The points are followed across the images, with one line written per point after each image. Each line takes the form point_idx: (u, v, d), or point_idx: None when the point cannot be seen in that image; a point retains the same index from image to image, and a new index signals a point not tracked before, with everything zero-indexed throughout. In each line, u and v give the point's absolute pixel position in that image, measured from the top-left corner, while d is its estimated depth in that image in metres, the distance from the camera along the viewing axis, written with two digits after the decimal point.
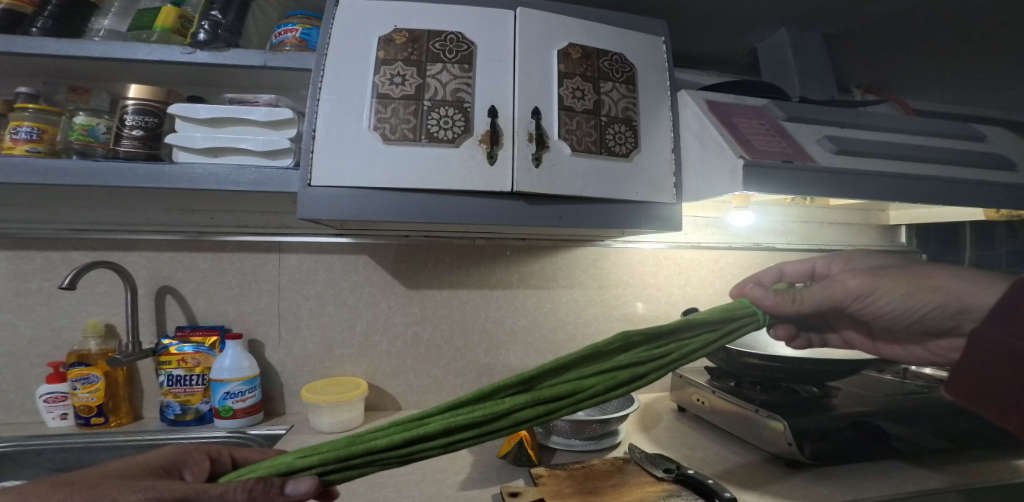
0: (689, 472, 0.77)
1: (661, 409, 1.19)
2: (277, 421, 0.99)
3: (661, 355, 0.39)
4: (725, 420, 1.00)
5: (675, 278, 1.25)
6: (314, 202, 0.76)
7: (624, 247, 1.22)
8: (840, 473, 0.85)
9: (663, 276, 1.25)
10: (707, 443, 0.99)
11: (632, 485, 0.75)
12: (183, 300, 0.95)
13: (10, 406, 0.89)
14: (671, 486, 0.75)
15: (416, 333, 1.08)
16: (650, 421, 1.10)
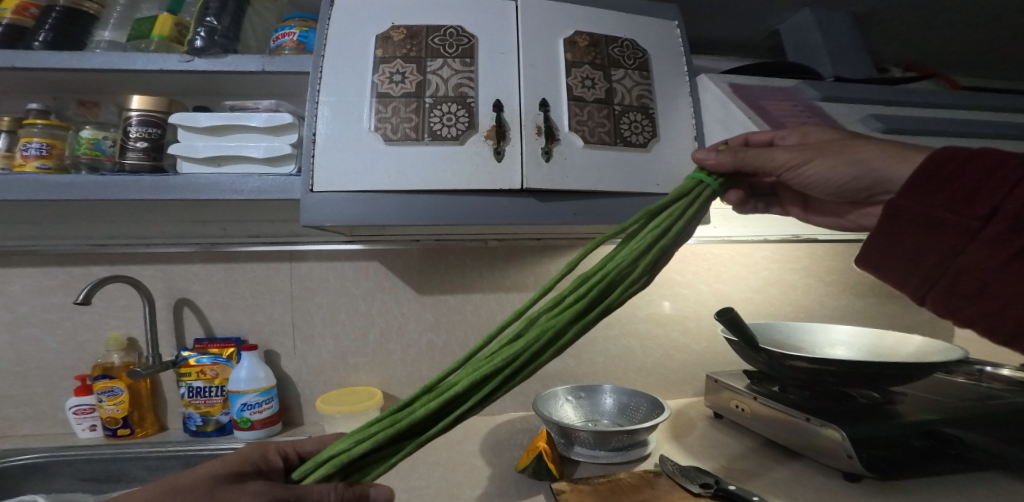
0: (730, 488, 0.70)
1: (693, 414, 1.11)
2: (295, 431, 0.98)
3: (640, 250, 0.45)
4: (765, 428, 0.91)
5: (704, 275, 1.22)
6: (315, 208, 0.74)
7: None
8: (905, 488, 0.75)
9: (690, 272, 1.22)
10: (746, 452, 0.90)
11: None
12: (200, 312, 0.96)
13: (42, 418, 0.92)
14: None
15: (431, 340, 1.05)
16: (684, 429, 1.02)
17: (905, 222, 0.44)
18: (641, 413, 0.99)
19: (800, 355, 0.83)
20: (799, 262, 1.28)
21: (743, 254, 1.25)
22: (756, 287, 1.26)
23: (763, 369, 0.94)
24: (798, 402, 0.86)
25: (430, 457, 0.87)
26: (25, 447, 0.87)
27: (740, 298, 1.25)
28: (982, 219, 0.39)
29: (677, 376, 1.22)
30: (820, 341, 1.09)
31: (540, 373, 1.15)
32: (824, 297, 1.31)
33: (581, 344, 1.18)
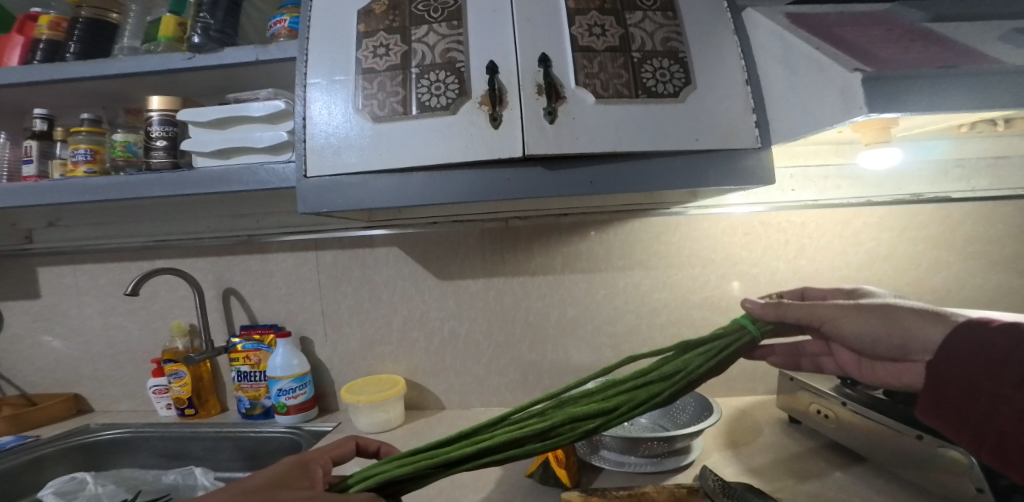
0: None
1: (763, 418, 0.91)
2: (328, 417, 1.00)
3: (668, 376, 0.49)
4: (856, 443, 0.69)
5: (781, 250, 0.98)
6: (311, 194, 0.73)
7: (703, 213, 0.98)
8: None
9: (761, 247, 0.99)
10: (830, 471, 0.69)
11: None
12: (244, 301, 1.04)
13: (132, 396, 1.07)
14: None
15: (453, 329, 1.02)
16: (745, 437, 0.83)
17: (948, 380, 0.44)
18: (688, 415, 0.85)
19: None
20: (920, 230, 0.98)
21: (837, 223, 0.98)
22: (855, 263, 0.99)
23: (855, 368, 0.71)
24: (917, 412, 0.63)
25: None
26: (118, 422, 1.00)
27: (833, 278, 0.99)
28: (1016, 383, 0.39)
29: (747, 374, 1.01)
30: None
31: (573, 366, 1.02)
32: (959, 275, 0.99)
33: (621, 335, 1.02)
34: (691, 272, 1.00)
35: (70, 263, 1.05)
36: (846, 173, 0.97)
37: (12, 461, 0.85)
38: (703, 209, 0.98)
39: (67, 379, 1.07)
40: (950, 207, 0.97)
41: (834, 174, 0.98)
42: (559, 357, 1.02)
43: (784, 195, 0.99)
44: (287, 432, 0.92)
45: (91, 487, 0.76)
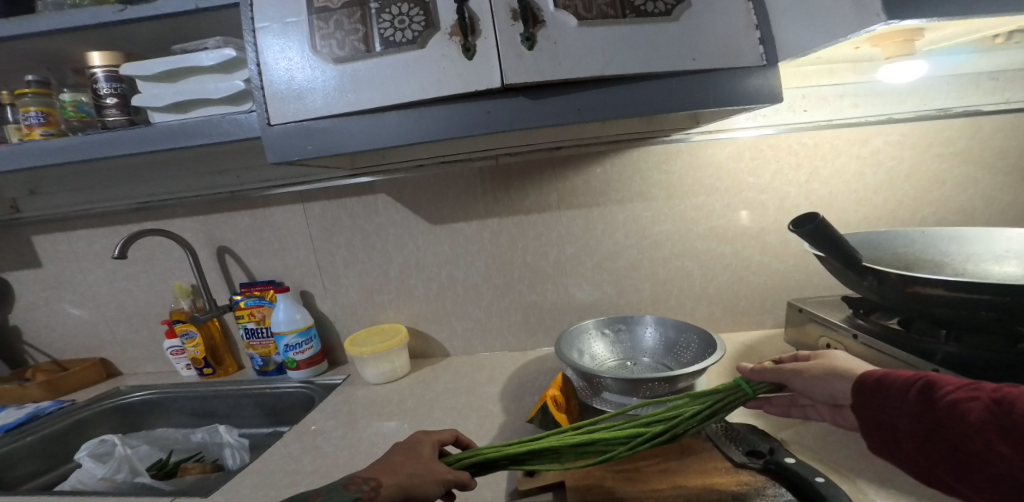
0: (787, 461, 0.51)
1: (773, 354, 0.88)
2: (338, 369, 1.03)
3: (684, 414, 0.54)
4: None
5: (789, 174, 0.92)
6: (279, 141, 0.67)
7: (705, 138, 0.91)
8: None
9: (769, 172, 0.92)
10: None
11: (692, 471, 0.52)
12: (239, 259, 1.04)
13: (151, 356, 1.11)
14: (757, 480, 0.49)
15: (450, 274, 1.02)
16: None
17: (880, 430, 0.46)
18: (691, 353, 0.84)
19: (938, 278, 0.57)
20: (947, 146, 0.89)
21: (854, 142, 0.90)
22: (872, 185, 0.92)
23: (874, 299, 0.69)
24: (935, 347, 0.62)
25: (448, 401, 0.83)
26: (147, 384, 1.04)
27: (847, 203, 0.93)
28: (906, 409, 0.44)
29: (754, 305, 0.98)
30: (978, 251, 0.74)
31: (575, 304, 1.02)
32: (987, 192, 0.91)
33: (622, 272, 1.00)
34: (694, 201, 0.94)
35: (62, 231, 1.05)
36: (864, 90, 0.88)
37: (56, 424, 0.89)
38: (707, 134, 0.91)
39: (91, 345, 1.12)
40: (980, 121, 0.88)
41: (851, 92, 0.89)
42: (560, 296, 1.01)
43: (795, 116, 0.90)
44: (302, 386, 0.96)
45: (120, 449, 0.77)
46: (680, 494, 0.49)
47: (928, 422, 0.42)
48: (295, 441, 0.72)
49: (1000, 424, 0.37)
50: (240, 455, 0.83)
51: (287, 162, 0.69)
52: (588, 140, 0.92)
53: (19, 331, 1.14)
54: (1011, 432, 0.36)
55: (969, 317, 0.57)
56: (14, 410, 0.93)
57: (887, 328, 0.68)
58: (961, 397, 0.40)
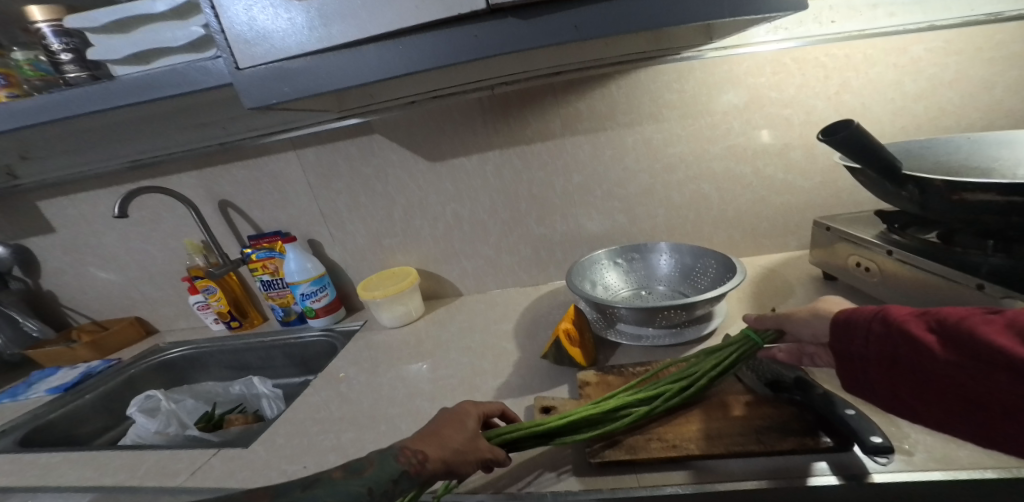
0: (815, 392, 0.49)
1: (792, 277, 0.86)
2: (357, 315, 1.06)
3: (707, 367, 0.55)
4: (898, 296, 0.65)
5: (817, 86, 0.81)
6: (252, 86, 0.60)
7: (721, 54, 0.81)
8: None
9: (793, 87, 0.82)
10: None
11: (712, 407, 0.53)
12: (242, 212, 1.03)
13: (179, 311, 1.16)
14: (778, 412, 0.50)
15: (456, 212, 0.99)
16: (771, 301, 0.80)
17: (856, 366, 0.45)
18: (709, 278, 0.82)
19: (991, 183, 0.51)
20: (998, 50, 0.77)
21: (889, 52, 0.78)
22: (911, 95, 0.81)
23: (912, 211, 0.62)
24: (980, 260, 0.57)
25: (464, 341, 0.86)
26: (184, 340, 1.10)
27: (881, 114, 0.82)
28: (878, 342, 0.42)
29: (773, 227, 0.93)
30: None
31: (585, 236, 0.99)
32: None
33: (635, 198, 0.95)
34: (709, 120, 0.86)
35: (65, 195, 1.04)
36: None
37: (110, 382, 0.96)
38: (722, 50, 0.81)
39: (124, 304, 1.17)
40: None
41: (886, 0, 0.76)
42: (570, 228, 0.98)
43: (821, 29, 0.78)
44: (324, 333, 1.00)
45: (165, 405, 0.86)
46: (699, 428, 0.51)
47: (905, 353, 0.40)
48: (321, 390, 0.77)
49: (955, 342, 0.38)
50: (276, 404, 0.92)
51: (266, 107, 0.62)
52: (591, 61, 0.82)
53: (54, 296, 1.19)
54: (965, 351, 0.37)
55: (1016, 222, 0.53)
56: (68, 370, 1.00)
57: (926, 243, 0.63)
58: (917, 325, 0.40)
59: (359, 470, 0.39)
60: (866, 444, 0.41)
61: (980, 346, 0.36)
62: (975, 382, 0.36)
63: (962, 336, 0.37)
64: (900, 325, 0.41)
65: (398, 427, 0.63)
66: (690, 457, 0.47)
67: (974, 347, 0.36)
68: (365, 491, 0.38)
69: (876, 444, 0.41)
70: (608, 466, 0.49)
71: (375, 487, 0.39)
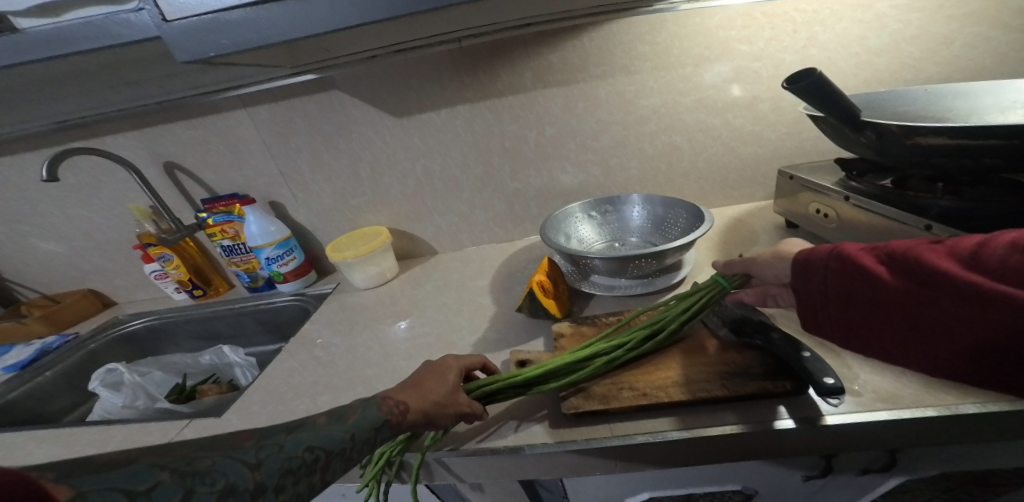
0: (774, 336, 0.52)
1: (759, 226, 0.88)
2: (329, 278, 1.04)
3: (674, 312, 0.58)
4: (854, 241, 0.67)
5: (785, 42, 0.79)
6: (185, 37, 0.52)
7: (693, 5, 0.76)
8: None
9: (764, 39, 0.79)
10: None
11: (679, 354, 0.56)
12: (191, 174, 0.95)
13: (136, 282, 1.10)
14: (742, 357, 0.53)
15: (426, 168, 0.94)
16: (739, 248, 0.82)
17: (819, 304, 0.50)
18: (680, 228, 0.82)
19: (944, 126, 0.51)
20: (961, 8, 0.74)
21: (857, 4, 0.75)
22: (874, 51, 0.79)
23: (870, 157, 0.63)
24: (929, 203, 0.58)
25: (441, 299, 0.86)
26: (145, 311, 1.06)
27: (845, 69, 0.81)
28: (837, 280, 0.47)
29: (742, 179, 0.94)
30: (984, 105, 0.66)
31: (559, 189, 0.97)
32: (1002, 48, 0.77)
33: (609, 151, 0.93)
34: (681, 73, 0.83)
35: None
36: None
37: (70, 358, 0.92)
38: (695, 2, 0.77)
39: (74, 277, 1.10)
40: None
41: None
42: (544, 182, 0.96)
43: None
44: (295, 298, 0.98)
45: (129, 378, 0.85)
46: (669, 375, 0.53)
47: (859, 286, 0.46)
48: (295, 355, 0.76)
49: (904, 270, 0.43)
50: (251, 372, 0.92)
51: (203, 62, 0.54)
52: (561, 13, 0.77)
53: None
54: (911, 277, 0.42)
55: (961, 164, 0.54)
56: (23, 347, 0.95)
57: (882, 187, 0.64)
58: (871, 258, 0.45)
59: (344, 417, 0.41)
60: (820, 386, 0.44)
61: (924, 270, 0.41)
62: (918, 303, 0.42)
63: (909, 264, 0.42)
64: (855, 259, 0.46)
65: (376, 388, 0.64)
66: (657, 404, 0.50)
67: (919, 272, 0.41)
68: (346, 437, 0.39)
69: (828, 385, 0.43)
70: (582, 417, 0.52)
71: (358, 434, 0.40)
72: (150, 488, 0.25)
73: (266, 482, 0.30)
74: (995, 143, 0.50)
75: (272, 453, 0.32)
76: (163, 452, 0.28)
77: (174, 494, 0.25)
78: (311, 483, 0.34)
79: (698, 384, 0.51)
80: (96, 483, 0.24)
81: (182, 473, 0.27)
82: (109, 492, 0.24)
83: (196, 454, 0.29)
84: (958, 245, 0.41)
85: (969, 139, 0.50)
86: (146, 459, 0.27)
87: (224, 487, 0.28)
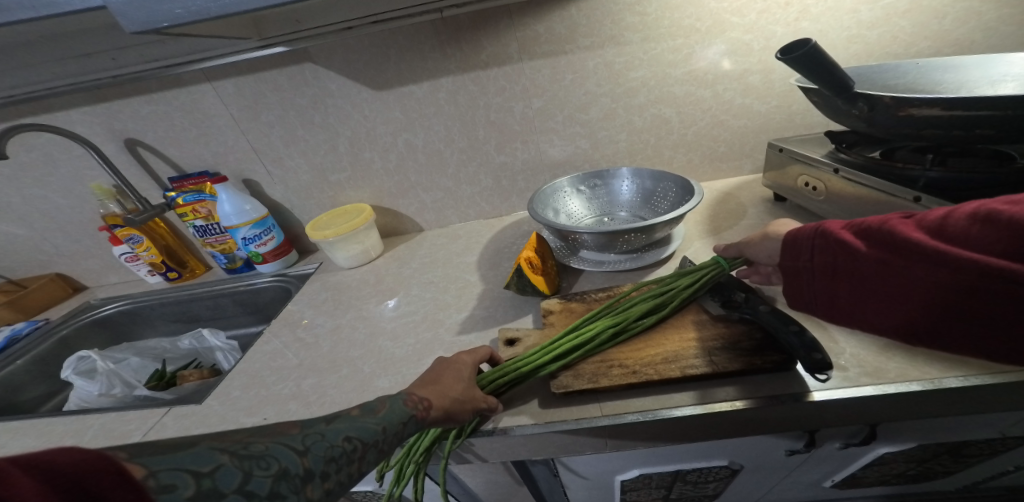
0: (761, 311, 0.53)
1: (747, 199, 0.87)
2: (311, 257, 1.01)
3: (671, 288, 0.58)
4: (841, 213, 0.67)
5: (778, 11, 0.76)
6: (131, 4, 0.45)
7: None
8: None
9: (757, 9, 0.76)
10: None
11: (672, 328, 0.57)
12: (155, 150, 0.90)
13: (105, 265, 1.05)
14: (733, 332, 0.53)
15: (408, 142, 0.90)
16: (726, 222, 0.81)
17: (807, 282, 0.50)
18: (668, 202, 0.81)
19: (938, 97, 0.49)
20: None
21: None
22: (865, 23, 0.77)
23: (861, 128, 0.61)
24: (918, 174, 0.57)
25: (427, 276, 0.84)
26: (118, 295, 1.02)
27: (837, 41, 0.78)
28: (820, 255, 0.48)
29: (730, 151, 0.92)
30: (974, 78, 0.65)
31: (547, 162, 0.94)
32: (994, 21, 0.75)
33: (597, 124, 0.90)
34: (671, 43, 0.79)
35: None
36: None
37: (41, 345, 0.89)
38: None
39: (39, 260, 1.05)
40: None
41: None
42: (532, 155, 0.93)
43: None
44: (276, 278, 0.95)
45: (102, 365, 0.82)
46: (658, 352, 0.53)
47: (841, 261, 0.46)
48: (277, 337, 0.75)
49: (878, 242, 0.43)
50: (232, 356, 0.90)
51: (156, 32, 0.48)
52: None
53: None
54: (885, 248, 0.42)
55: (953, 136, 0.53)
56: None
57: (870, 158, 0.63)
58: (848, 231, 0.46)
59: (374, 409, 0.39)
60: (808, 364, 0.45)
61: (895, 240, 0.41)
62: (893, 273, 0.42)
63: (883, 235, 0.42)
64: (834, 233, 0.46)
65: (361, 369, 0.63)
66: (649, 382, 0.50)
67: (892, 242, 0.41)
68: (379, 429, 0.37)
69: (817, 362, 0.45)
70: (572, 396, 0.52)
71: (388, 426, 0.38)
72: (214, 470, 0.27)
73: (314, 468, 0.31)
74: (992, 115, 0.48)
75: (316, 440, 0.33)
76: (221, 436, 0.29)
77: (234, 475, 0.27)
78: (351, 472, 0.34)
79: (696, 357, 0.51)
80: (166, 462, 0.26)
81: (241, 456, 0.28)
82: (179, 473, 0.26)
83: (250, 438, 0.30)
84: (928, 217, 0.41)
85: (963, 110, 0.49)
86: (207, 442, 0.28)
87: (277, 471, 0.29)
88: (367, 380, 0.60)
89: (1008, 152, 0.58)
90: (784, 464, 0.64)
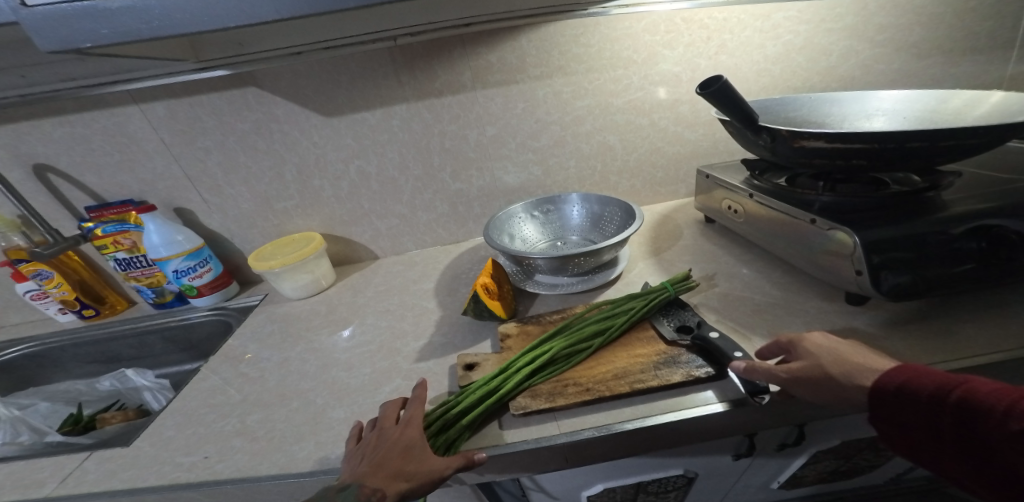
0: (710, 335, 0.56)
1: (683, 221, 0.95)
2: (255, 289, 0.96)
3: (624, 309, 0.63)
4: (758, 233, 0.75)
5: (700, 47, 0.86)
6: (52, 23, 0.43)
7: (624, 10, 0.81)
8: (927, 305, 0.59)
9: (682, 45, 0.85)
10: (734, 267, 0.76)
11: (623, 345, 0.60)
12: (69, 177, 0.83)
13: (5, 306, 0.94)
14: (681, 351, 0.57)
15: (361, 168, 0.90)
16: (667, 243, 0.88)
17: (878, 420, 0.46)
18: (613, 225, 0.87)
19: (820, 132, 0.57)
20: (837, 21, 0.85)
21: (757, 16, 0.83)
22: (771, 58, 0.88)
23: (766, 157, 0.69)
24: (814, 198, 0.65)
25: (382, 304, 0.83)
26: (19, 338, 0.90)
27: (749, 74, 0.89)
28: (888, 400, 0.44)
29: (668, 177, 1.00)
30: (856, 110, 0.77)
31: (502, 188, 0.97)
32: (868, 59, 0.89)
33: (547, 150, 0.95)
34: (612, 75, 0.87)
35: None
36: None
37: None
38: (625, 6, 0.81)
39: None
40: None
41: None
42: (486, 182, 0.96)
43: None
44: (214, 312, 0.89)
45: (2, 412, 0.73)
46: (609, 369, 0.56)
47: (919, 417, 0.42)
48: (216, 373, 0.70)
49: None
50: (164, 394, 0.83)
51: (77, 52, 0.46)
52: (501, 13, 0.77)
53: None
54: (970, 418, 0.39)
55: (838, 164, 0.61)
56: None
57: (776, 184, 0.72)
58: (1005, 410, 0.37)
59: None
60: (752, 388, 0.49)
61: None
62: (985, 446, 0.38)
63: None
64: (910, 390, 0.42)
65: (314, 402, 0.60)
66: (602, 397, 0.53)
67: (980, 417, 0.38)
68: None
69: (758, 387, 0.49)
70: (531, 416, 0.53)
71: None
72: None
73: None
74: (864, 147, 0.57)
75: None
76: None
77: None
78: None
79: (646, 370, 0.55)
80: None
81: None
82: None
83: None
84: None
85: (840, 142, 0.57)
86: None
87: None
88: (320, 413, 0.58)
89: (883, 179, 0.68)
90: (734, 469, 0.69)
